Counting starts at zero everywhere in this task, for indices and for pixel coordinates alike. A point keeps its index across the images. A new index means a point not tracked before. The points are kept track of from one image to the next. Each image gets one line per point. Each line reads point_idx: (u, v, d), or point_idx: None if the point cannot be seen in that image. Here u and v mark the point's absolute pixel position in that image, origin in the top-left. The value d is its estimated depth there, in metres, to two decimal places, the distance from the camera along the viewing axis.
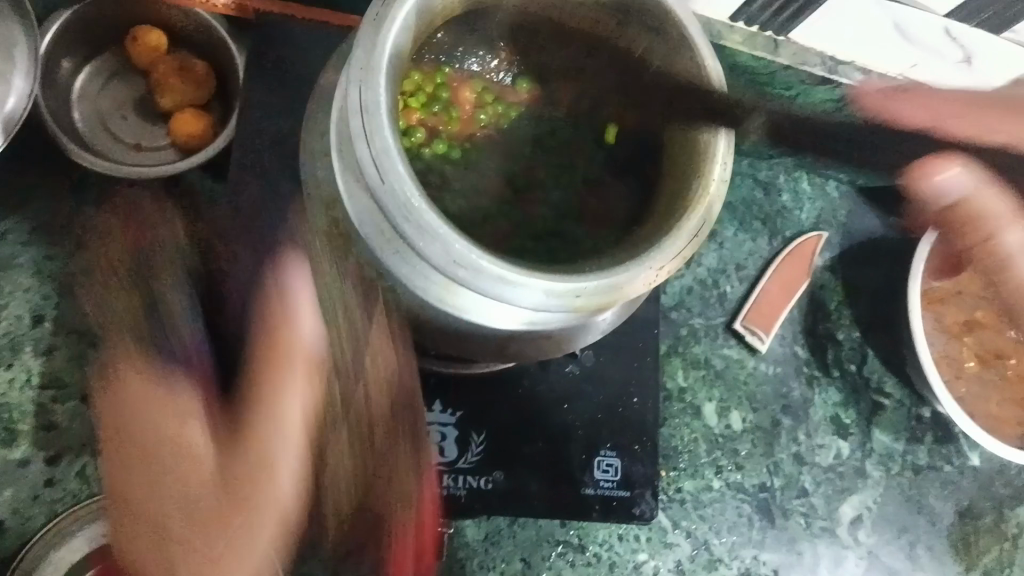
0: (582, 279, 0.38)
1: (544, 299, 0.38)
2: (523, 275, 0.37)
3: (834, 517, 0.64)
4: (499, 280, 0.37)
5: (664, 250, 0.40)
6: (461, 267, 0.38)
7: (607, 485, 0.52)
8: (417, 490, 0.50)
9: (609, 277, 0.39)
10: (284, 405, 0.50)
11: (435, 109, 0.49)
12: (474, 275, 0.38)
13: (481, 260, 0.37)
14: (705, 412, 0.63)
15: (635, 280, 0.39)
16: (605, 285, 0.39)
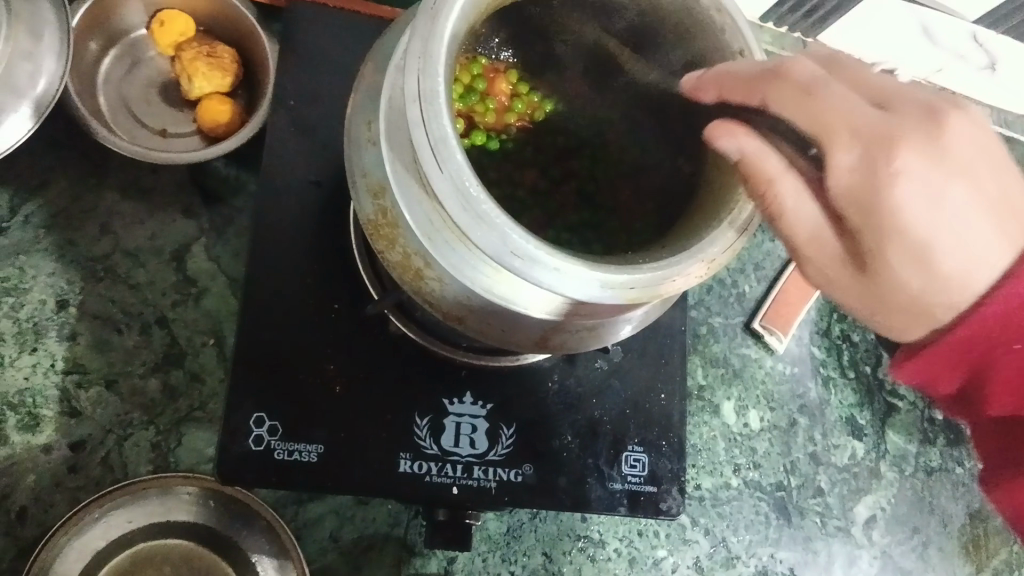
0: (635, 272, 0.39)
1: (597, 290, 0.39)
2: (578, 267, 0.38)
3: (849, 517, 0.64)
4: (556, 271, 0.38)
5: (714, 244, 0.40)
6: (516, 259, 0.38)
7: (634, 480, 0.52)
8: (447, 483, 0.49)
9: (659, 270, 0.39)
10: (315, 394, 0.49)
11: (472, 99, 0.49)
12: (530, 265, 0.38)
13: (538, 250, 0.38)
14: (724, 411, 0.64)
15: (685, 273, 0.40)
16: (658, 278, 0.39)
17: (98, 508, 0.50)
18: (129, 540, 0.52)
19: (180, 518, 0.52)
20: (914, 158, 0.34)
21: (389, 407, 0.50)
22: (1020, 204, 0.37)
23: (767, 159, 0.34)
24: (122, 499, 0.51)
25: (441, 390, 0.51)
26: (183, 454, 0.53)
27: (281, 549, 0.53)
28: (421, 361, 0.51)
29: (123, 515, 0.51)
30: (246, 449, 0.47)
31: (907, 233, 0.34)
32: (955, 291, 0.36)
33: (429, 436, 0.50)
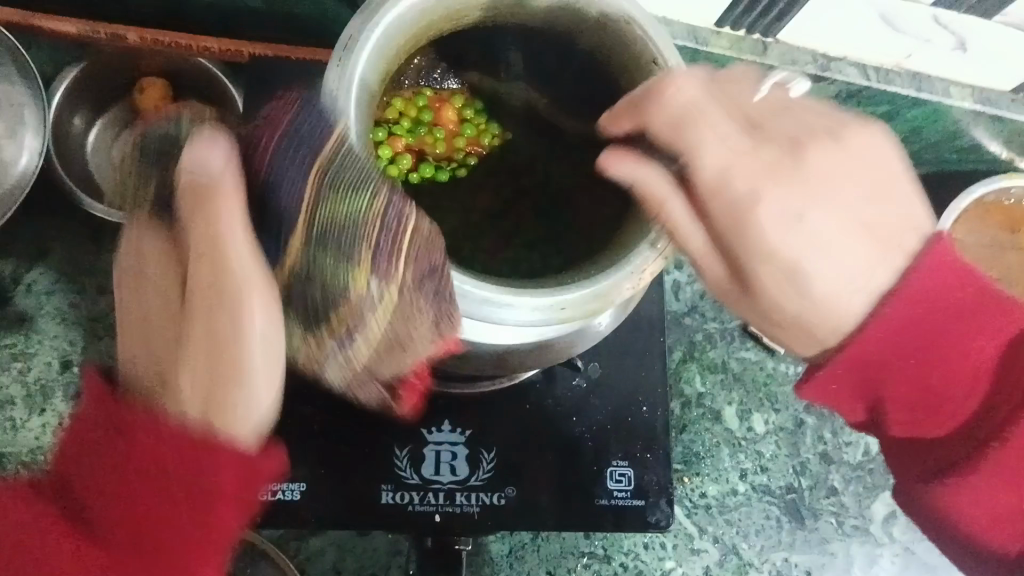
0: (563, 292, 0.38)
1: (534, 318, 0.38)
2: (504, 296, 0.37)
3: (866, 515, 0.63)
4: (481, 303, 0.37)
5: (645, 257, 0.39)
6: None
7: (621, 496, 0.52)
8: (429, 511, 0.50)
9: (590, 288, 0.38)
10: (296, 432, 0.50)
11: (419, 132, 0.51)
12: (452, 300, 0.38)
13: (459, 285, 0.37)
14: (725, 416, 0.63)
15: (621, 287, 0.39)
16: (589, 297, 0.38)
17: (377, 282, 0.37)
18: (244, 330, 0.36)
19: (404, 274, 0.37)
20: (788, 185, 0.37)
21: (368, 441, 0.51)
22: (903, 221, 0.38)
23: (653, 185, 0.39)
24: (217, 217, 0.36)
25: None
26: (403, 298, 0.37)
27: (322, 318, 0.38)
28: None
29: (238, 236, 0.36)
30: None
31: (774, 253, 0.37)
32: (833, 316, 0.37)
33: (410, 466, 0.51)
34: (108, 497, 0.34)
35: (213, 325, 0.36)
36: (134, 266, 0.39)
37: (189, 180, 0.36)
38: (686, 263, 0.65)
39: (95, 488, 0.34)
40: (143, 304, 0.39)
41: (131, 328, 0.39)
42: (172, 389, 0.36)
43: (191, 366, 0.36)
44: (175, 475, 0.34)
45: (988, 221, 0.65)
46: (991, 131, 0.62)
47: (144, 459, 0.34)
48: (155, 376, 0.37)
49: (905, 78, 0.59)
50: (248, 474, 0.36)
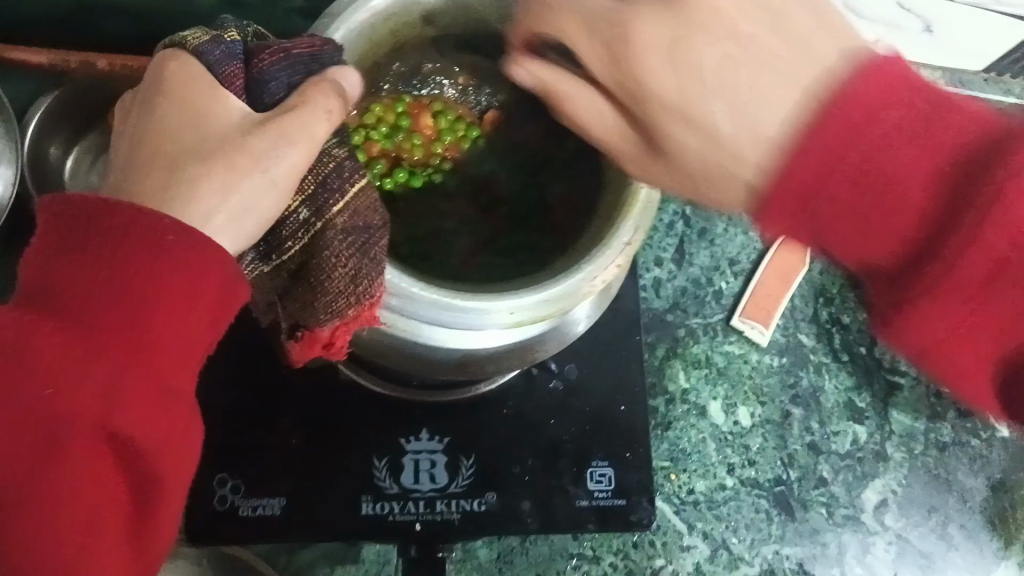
0: (516, 297, 0.40)
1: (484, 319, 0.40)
2: (455, 300, 0.39)
3: (857, 504, 0.63)
4: (431, 305, 0.39)
5: (598, 261, 0.41)
6: (393, 297, 0.40)
7: (602, 496, 0.52)
8: (410, 519, 0.50)
9: (541, 294, 0.40)
10: (278, 448, 0.51)
11: (398, 137, 0.49)
12: (404, 302, 0.40)
13: (411, 288, 0.39)
14: (711, 411, 0.63)
15: (572, 293, 0.40)
16: (540, 302, 0.40)
17: (307, 212, 0.38)
18: (269, 173, 0.35)
19: (336, 218, 0.38)
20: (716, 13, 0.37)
21: (344, 453, 0.51)
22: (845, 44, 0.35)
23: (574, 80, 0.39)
24: (300, 101, 0.36)
25: (397, 430, 0.52)
26: (327, 244, 0.39)
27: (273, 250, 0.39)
28: (375, 405, 0.52)
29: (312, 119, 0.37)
30: (210, 509, 0.49)
31: (660, 95, 0.37)
32: (755, 141, 0.35)
33: (389, 476, 0.51)
34: (89, 298, 0.33)
35: (228, 174, 0.34)
36: (165, 81, 0.36)
37: (333, 85, 0.37)
38: (666, 260, 0.66)
39: (74, 282, 0.33)
40: (122, 146, 0.36)
41: (130, 131, 0.36)
42: (175, 197, 0.34)
43: (199, 180, 0.34)
44: (160, 260, 0.33)
45: None
46: None
47: (130, 243, 0.33)
48: (153, 191, 0.34)
49: None
50: (225, 279, 0.34)
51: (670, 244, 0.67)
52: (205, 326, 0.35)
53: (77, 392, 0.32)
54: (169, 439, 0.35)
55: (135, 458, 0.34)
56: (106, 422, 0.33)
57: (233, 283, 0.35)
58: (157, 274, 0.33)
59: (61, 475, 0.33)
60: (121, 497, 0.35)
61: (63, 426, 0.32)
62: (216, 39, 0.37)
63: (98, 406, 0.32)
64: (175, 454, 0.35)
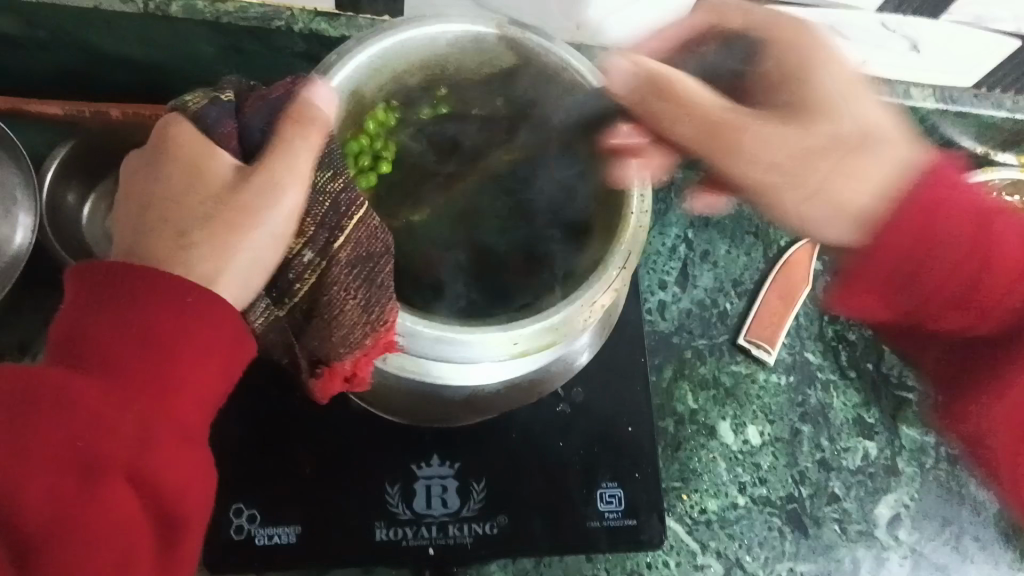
0: (515, 328, 0.42)
1: (486, 351, 0.42)
2: (457, 334, 0.41)
3: (870, 520, 0.63)
4: (435, 340, 0.41)
5: (595, 288, 0.42)
6: (398, 335, 0.42)
7: (613, 516, 0.53)
8: (423, 544, 0.51)
9: (538, 323, 0.42)
10: (292, 477, 0.52)
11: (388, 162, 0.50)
12: (410, 341, 0.42)
13: (414, 324, 0.41)
14: (720, 431, 0.64)
15: (570, 321, 0.42)
16: (538, 331, 0.42)
17: (311, 254, 0.39)
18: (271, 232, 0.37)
19: (339, 255, 0.39)
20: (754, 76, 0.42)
21: (355, 480, 0.52)
22: (883, 132, 0.44)
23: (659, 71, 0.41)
24: (285, 152, 0.37)
25: (409, 457, 0.53)
26: (334, 281, 0.40)
27: (284, 296, 0.40)
28: (385, 432, 0.53)
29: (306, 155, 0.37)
30: (227, 538, 0.50)
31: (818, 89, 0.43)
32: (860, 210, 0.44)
33: (402, 501, 0.52)
34: (114, 352, 0.34)
35: (236, 228, 0.36)
36: (169, 143, 0.37)
37: (312, 114, 0.38)
38: (670, 283, 0.67)
39: (96, 336, 0.34)
40: (131, 208, 0.37)
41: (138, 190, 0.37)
42: (184, 257, 0.36)
43: (208, 237, 0.36)
44: (185, 316, 0.34)
45: None
46: (961, 127, 0.61)
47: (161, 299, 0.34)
48: (166, 252, 0.36)
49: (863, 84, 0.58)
50: (238, 334, 0.36)
51: (673, 267, 0.68)
52: (217, 382, 0.36)
53: (113, 441, 0.33)
54: (189, 491, 0.35)
55: (162, 512, 0.35)
56: (137, 471, 0.33)
57: (242, 339, 0.36)
58: (182, 326, 0.34)
59: (96, 528, 0.32)
60: (150, 554, 0.35)
61: (101, 472, 0.33)
62: (214, 102, 0.39)
63: (128, 449, 0.33)
64: (199, 509, 0.36)
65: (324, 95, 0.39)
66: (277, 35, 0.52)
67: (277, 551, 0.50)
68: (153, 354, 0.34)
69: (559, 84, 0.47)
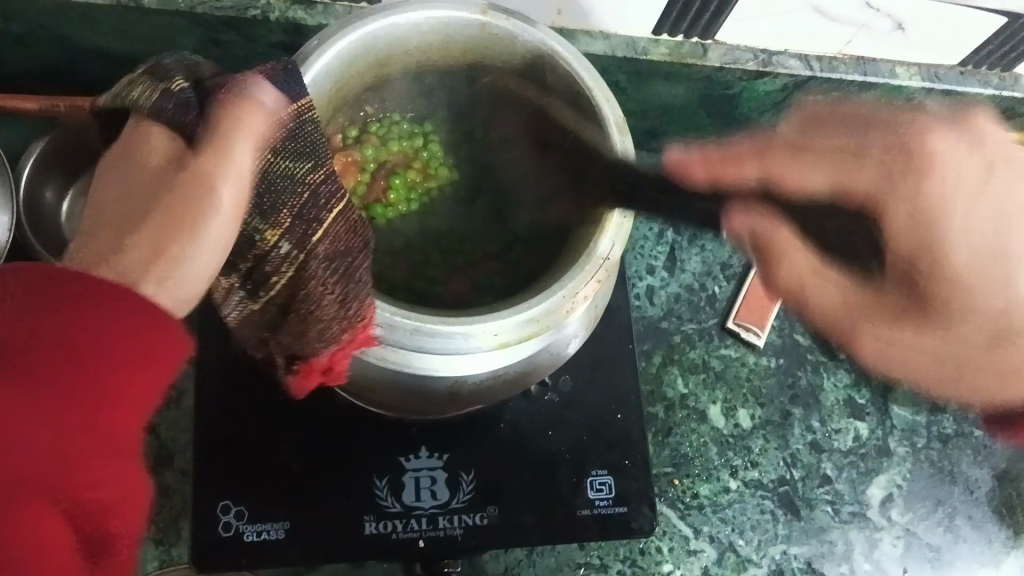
0: (498, 318, 0.41)
1: (468, 342, 0.42)
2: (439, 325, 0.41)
3: (862, 501, 0.63)
4: (413, 331, 0.41)
5: (579, 280, 0.42)
6: (378, 327, 0.41)
7: (603, 504, 0.53)
8: (413, 537, 0.51)
9: (522, 314, 0.41)
10: (280, 473, 0.51)
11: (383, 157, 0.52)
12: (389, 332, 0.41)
13: (393, 316, 0.41)
14: (711, 415, 0.63)
15: (554, 313, 0.42)
16: (522, 322, 0.41)
17: (288, 246, 0.40)
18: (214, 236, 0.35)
19: (317, 249, 0.40)
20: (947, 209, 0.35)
21: (343, 473, 0.52)
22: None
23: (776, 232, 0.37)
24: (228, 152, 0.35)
25: (397, 449, 0.53)
26: (312, 276, 0.41)
27: (259, 288, 0.41)
28: (373, 425, 0.53)
29: (247, 158, 0.36)
30: (216, 537, 0.50)
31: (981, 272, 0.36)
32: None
33: (391, 495, 0.51)
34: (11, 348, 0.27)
35: (189, 230, 0.34)
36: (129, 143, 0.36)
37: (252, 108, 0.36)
38: (657, 269, 0.67)
39: None
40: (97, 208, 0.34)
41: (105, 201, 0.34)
42: (115, 254, 0.32)
43: (150, 232, 0.33)
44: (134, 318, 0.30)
45: None
46: None
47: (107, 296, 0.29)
48: (99, 251, 0.33)
49: (849, 63, 0.57)
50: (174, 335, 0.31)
51: (661, 252, 0.68)
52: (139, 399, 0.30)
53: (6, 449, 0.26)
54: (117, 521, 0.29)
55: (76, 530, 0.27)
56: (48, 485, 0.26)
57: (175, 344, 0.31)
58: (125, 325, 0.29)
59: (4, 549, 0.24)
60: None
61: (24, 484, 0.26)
62: (166, 93, 0.37)
63: (43, 467, 0.26)
64: (124, 529, 0.29)
65: (274, 93, 0.38)
66: (253, 26, 0.51)
67: (268, 548, 0.50)
68: (61, 345, 0.28)
69: (542, 72, 0.46)
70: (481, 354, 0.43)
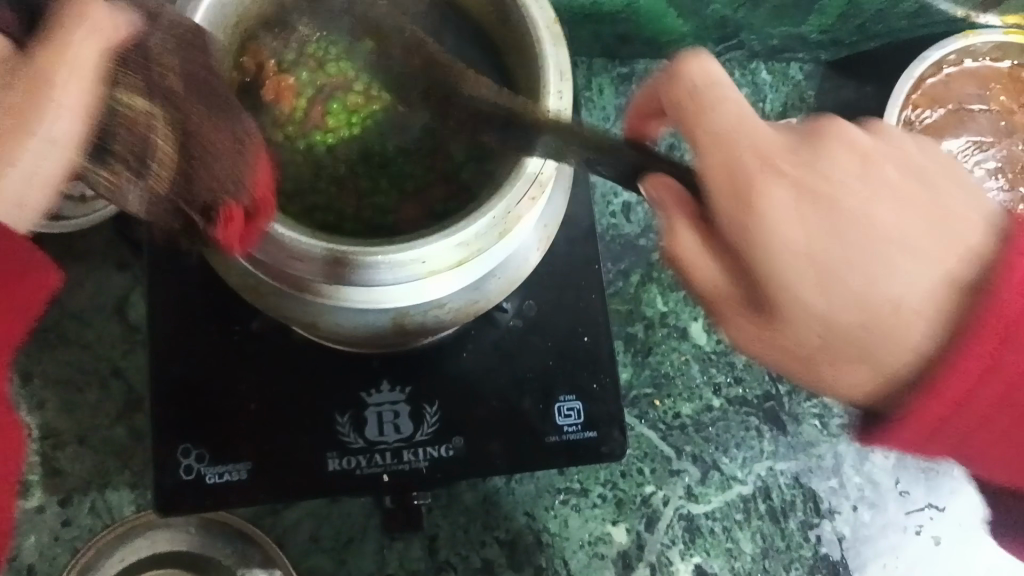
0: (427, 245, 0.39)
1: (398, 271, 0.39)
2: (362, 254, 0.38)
3: (852, 413, 0.61)
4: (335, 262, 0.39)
5: (512, 198, 0.40)
6: (298, 260, 0.39)
7: (571, 430, 0.51)
8: (377, 472, 0.50)
9: (452, 238, 0.39)
10: (240, 414, 0.51)
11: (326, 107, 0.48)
12: (312, 265, 0.39)
13: (313, 245, 0.39)
14: (693, 332, 0.61)
15: (488, 234, 0.40)
16: (452, 247, 0.39)
17: (169, 135, 0.38)
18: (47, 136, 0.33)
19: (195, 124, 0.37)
20: (770, 225, 0.36)
21: (304, 411, 0.51)
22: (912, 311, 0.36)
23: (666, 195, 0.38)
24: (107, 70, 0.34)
25: (357, 384, 0.51)
26: (198, 156, 0.38)
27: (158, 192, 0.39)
28: (333, 361, 0.52)
29: (88, 57, 0.34)
30: (177, 480, 0.49)
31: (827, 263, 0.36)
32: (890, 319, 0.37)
33: (353, 430, 0.51)
34: None
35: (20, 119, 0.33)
36: None
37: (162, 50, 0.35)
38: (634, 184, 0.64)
39: None
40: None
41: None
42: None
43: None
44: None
45: (947, 94, 0.61)
46: None
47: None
48: None
49: None
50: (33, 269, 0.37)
51: None
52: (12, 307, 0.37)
53: None
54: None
55: None
56: None
57: (40, 273, 0.37)
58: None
59: None
60: None
61: None
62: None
63: None
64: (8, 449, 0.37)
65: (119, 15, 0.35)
66: None
67: (230, 488, 0.49)
68: None
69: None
70: (415, 283, 0.41)
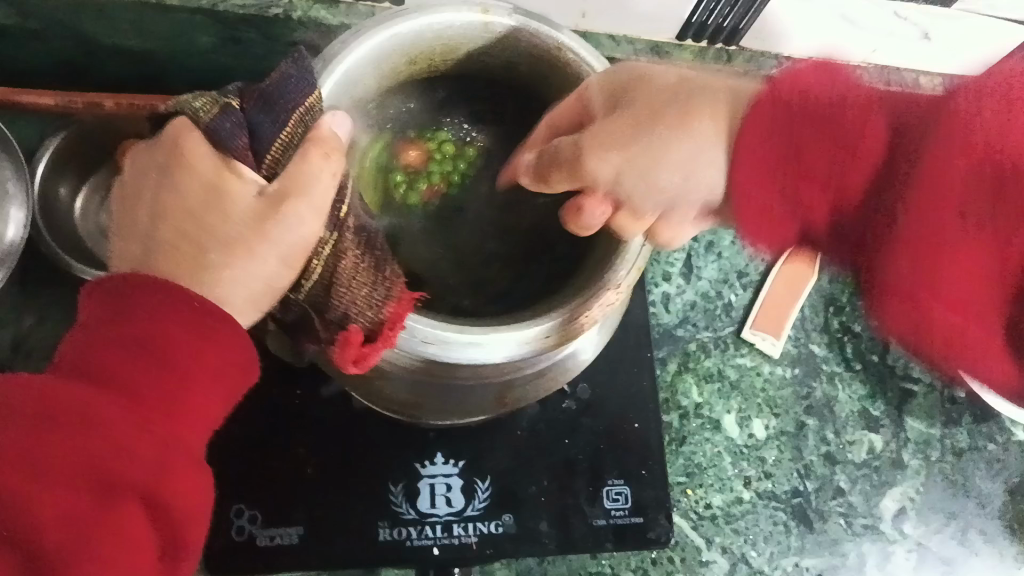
0: (548, 320, 0.42)
1: (522, 349, 0.41)
2: (491, 335, 0.41)
3: (875, 513, 0.62)
4: (468, 344, 0.40)
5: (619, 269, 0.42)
6: (427, 345, 0.41)
7: (619, 514, 0.52)
8: (427, 544, 0.50)
9: (570, 312, 0.42)
10: (297, 478, 0.51)
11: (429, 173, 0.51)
12: (442, 347, 0.41)
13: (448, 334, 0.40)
14: (725, 424, 0.63)
15: (600, 306, 0.43)
16: (570, 319, 0.42)
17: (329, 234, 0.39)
18: (288, 250, 0.37)
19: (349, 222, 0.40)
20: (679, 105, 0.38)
21: (359, 478, 0.51)
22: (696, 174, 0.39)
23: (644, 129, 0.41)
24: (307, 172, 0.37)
25: (412, 455, 0.52)
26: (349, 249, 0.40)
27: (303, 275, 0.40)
28: (390, 431, 0.53)
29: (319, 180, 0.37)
30: (230, 541, 0.49)
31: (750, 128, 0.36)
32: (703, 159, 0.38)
33: (406, 501, 0.51)
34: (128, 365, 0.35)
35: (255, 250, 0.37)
36: (177, 155, 0.37)
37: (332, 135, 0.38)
38: (673, 275, 0.66)
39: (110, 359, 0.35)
40: (137, 215, 0.37)
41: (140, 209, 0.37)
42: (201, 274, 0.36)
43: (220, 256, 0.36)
44: (203, 329, 0.36)
45: None
46: None
47: (169, 306, 0.35)
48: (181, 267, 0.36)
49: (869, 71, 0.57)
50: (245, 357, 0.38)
51: (677, 258, 0.67)
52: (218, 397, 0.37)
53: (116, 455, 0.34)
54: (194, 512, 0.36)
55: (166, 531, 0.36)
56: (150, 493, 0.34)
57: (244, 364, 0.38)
58: (188, 341, 0.36)
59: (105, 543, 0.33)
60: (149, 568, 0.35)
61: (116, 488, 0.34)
62: (225, 110, 0.38)
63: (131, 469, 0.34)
64: (196, 526, 0.37)
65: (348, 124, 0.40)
66: (275, 24, 0.49)
67: (278, 555, 0.49)
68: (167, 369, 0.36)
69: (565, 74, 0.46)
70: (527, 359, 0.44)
